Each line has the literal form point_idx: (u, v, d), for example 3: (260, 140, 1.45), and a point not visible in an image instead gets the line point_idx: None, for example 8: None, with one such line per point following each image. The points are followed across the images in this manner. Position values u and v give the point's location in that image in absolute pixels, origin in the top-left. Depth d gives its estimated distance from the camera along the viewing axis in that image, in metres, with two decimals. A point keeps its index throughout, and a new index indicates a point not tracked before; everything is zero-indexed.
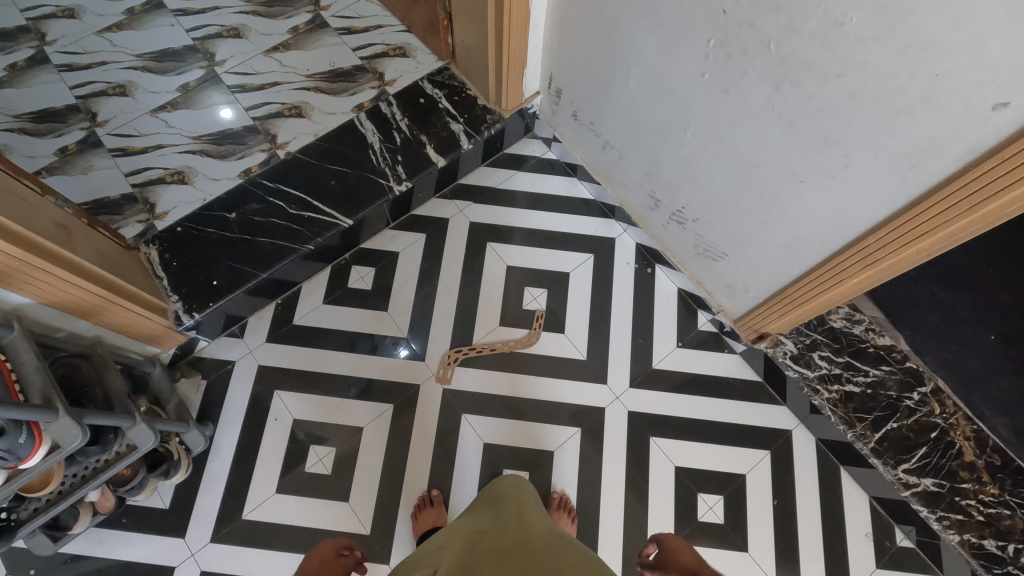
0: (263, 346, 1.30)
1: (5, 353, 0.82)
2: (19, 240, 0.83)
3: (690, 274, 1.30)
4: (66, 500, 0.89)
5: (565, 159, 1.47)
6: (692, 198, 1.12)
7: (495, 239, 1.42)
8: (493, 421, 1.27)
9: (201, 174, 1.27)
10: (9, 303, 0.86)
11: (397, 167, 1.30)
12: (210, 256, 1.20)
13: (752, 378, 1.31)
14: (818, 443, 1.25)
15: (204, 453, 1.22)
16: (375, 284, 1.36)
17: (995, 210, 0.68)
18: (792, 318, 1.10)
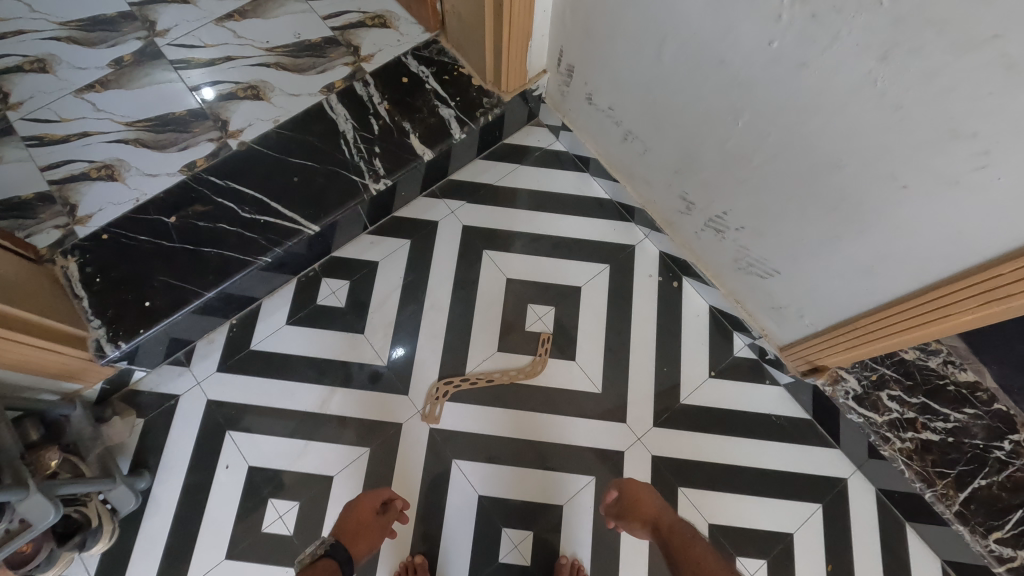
0: (214, 377, 1.08)
1: None
2: None
3: (726, 290, 1.08)
4: None
5: (575, 151, 1.25)
6: (739, 201, 0.90)
7: (492, 247, 1.19)
8: (489, 468, 1.06)
9: (134, 168, 1.04)
10: None
11: (374, 161, 1.08)
12: (143, 270, 0.97)
13: (799, 416, 1.10)
14: (878, 494, 1.05)
15: (139, 509, 1.00)
16: (349, 301, 1.14)
17: None
18: (867, 352, 0.87)
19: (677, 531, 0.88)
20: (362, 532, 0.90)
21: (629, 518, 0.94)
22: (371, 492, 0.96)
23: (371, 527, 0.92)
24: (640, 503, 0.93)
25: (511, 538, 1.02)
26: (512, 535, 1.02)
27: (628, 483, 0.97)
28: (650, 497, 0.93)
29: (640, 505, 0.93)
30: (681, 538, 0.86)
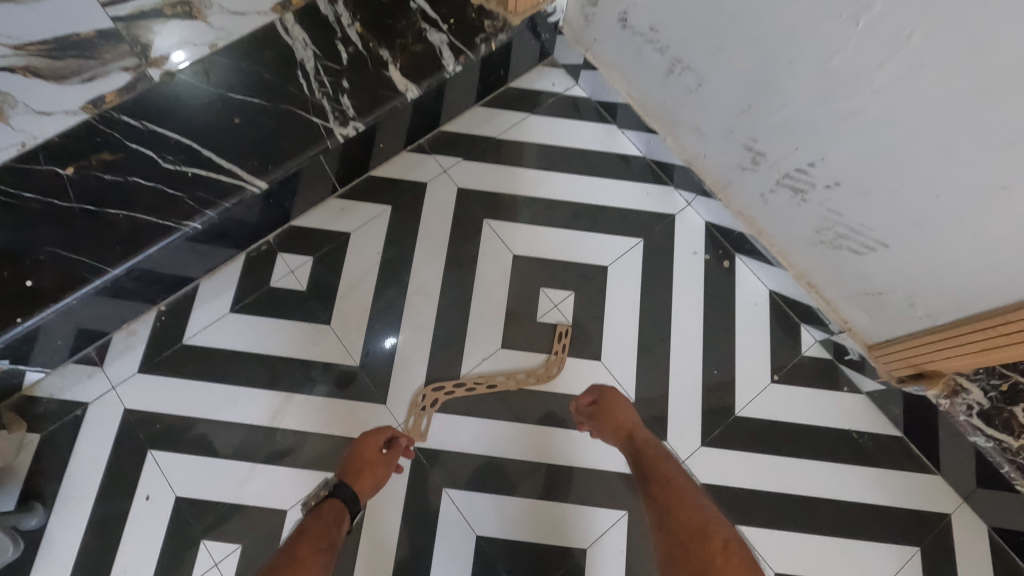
0: (135, 380, 0.83)
1: None
2: None
3: (797, 271, 0.84)
4: None
5: (600, 97, 0.99)
6: (838, 145, 0.65)
7: (495, 216, 0.95)
8: (490, 499, 0.82)
9: (17, 105, 0.75)
10: None
11: (342, 99, 0.82)
12: (23, 240, 0.73)
13: (886, 432, 0.86)
14: (990, 533, 0.82)
15: (30, 554, 0.76)
16: (313, 283, 0.89)
17: None
18: (949, 364, 0.72)
19: (653, 447, 0.73)
20: (369, 470, 0.74)
21: (601, 429, 0.77)
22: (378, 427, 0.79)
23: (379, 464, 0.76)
24: (617, 412, 0.76)
25: None
26: None
27: (607, 389, 0.80)
28: (625, 406, 0.77)
29: (615, 413, 0.76)
30: (652, 454, 0.72)
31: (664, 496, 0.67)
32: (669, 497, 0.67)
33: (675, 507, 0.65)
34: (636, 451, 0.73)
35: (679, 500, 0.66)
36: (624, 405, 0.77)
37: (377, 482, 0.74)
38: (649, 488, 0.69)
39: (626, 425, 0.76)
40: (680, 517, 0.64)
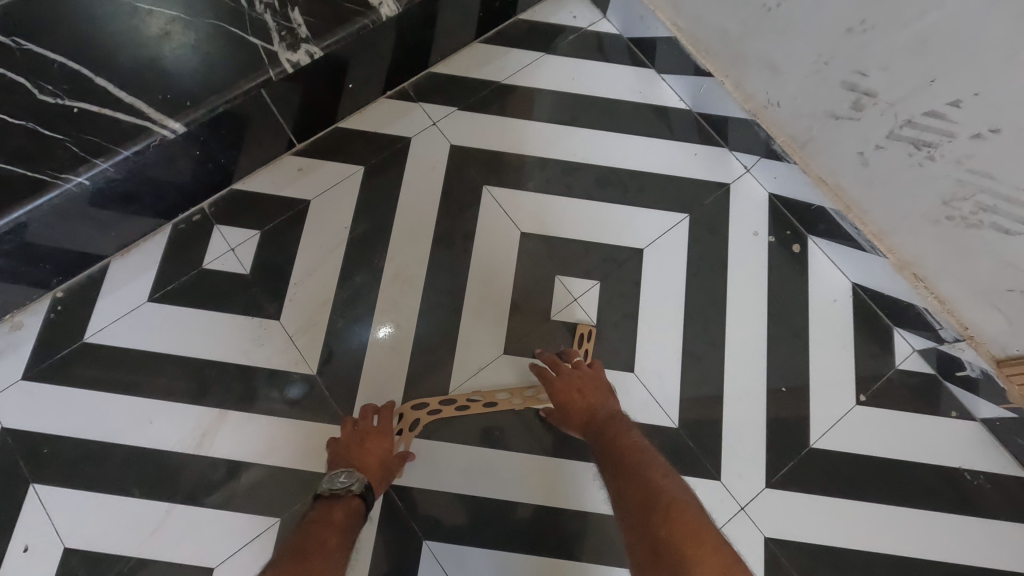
0: (18, 389, 0.63)
1: None
2: None
3: (901, 259, 0.63)
4: None
5: (635, 33, 0.77)
6: (1013, 69, 0.43)
7: (499, 181, 0.73)
8: (486, 556, 0.62)
9: None
10: None
11: (290, 14, 0.60)
12: None
13: (1008, 472, 0.66)
14: None
15: None
16: (260, 265, 0.69)
17: None
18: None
19: (616, 421, 0.57)
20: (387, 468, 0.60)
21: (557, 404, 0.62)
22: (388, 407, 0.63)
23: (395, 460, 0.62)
24: (571, 379, 0.61)
25: None
26: None
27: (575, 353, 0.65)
28: (573, 370, 0.62)
29: (569, 381, 0.61)
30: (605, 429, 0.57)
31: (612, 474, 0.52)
32: (622, 469, 0.51)
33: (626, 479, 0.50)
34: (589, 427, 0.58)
35: (631, 471, 0.50)
36: (581, 369, 0.62)
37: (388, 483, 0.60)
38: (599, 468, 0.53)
39: (580, 391, 0.60)
40: (626, 492, 0.48)
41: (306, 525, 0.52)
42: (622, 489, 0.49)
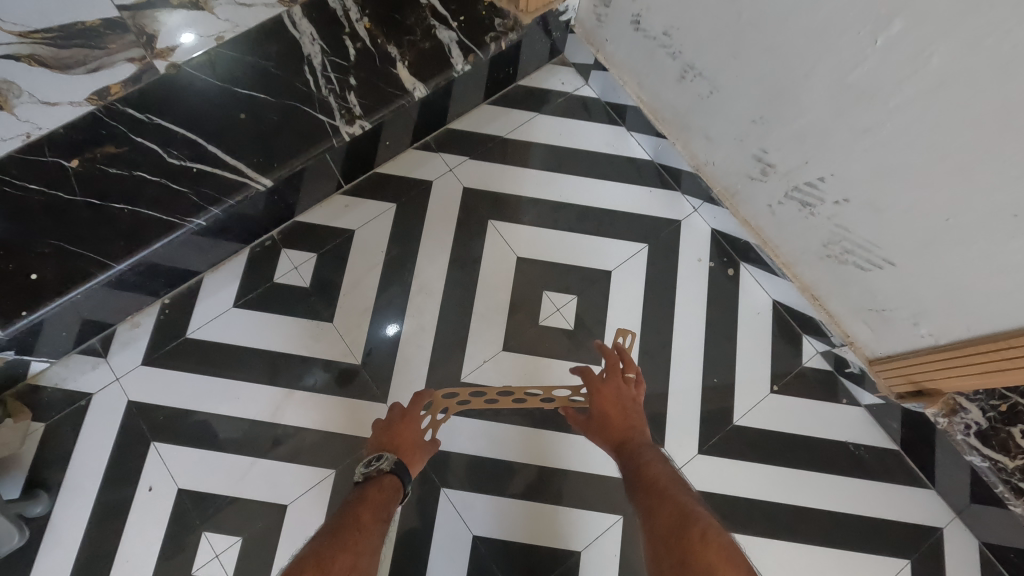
0: (138, 372, 0.84)
1: None
2: None
3: (802, 284, 0.83)
4: None
5: (609, 98, 0.98)
6: (849, 162, 0.64)
7: (500, 216, 0.94)
8: (487, 501, 0.83)
9: (25, 95, 0.77)
10: None
11: (348, 97, 0.81)
12: (28, 232, 0.73)
13: (884, 446, 0.86)
14: (981, 549, 0.82)
15: (34, 541, 0.78)
16: (316, 280, 0.90)
17: None
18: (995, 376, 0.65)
19: (645, 447, 0.66)
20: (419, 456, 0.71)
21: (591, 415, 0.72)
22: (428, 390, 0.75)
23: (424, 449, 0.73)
24: (614, 398, 0.71)
25: None
26: None
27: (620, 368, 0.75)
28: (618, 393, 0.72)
29: (614, 399, 0.71)
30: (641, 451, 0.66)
31: (643, 492, 0.60)
32: (651, 487, 0.60)
33: (655, 494, 0.58)
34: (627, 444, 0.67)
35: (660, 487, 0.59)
36: (624, 390, 0.72)
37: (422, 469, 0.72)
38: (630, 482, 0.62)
39: (622, 410, 0.71)
40: (659, 510, 0.56)
41: (348, 500, 0.62)
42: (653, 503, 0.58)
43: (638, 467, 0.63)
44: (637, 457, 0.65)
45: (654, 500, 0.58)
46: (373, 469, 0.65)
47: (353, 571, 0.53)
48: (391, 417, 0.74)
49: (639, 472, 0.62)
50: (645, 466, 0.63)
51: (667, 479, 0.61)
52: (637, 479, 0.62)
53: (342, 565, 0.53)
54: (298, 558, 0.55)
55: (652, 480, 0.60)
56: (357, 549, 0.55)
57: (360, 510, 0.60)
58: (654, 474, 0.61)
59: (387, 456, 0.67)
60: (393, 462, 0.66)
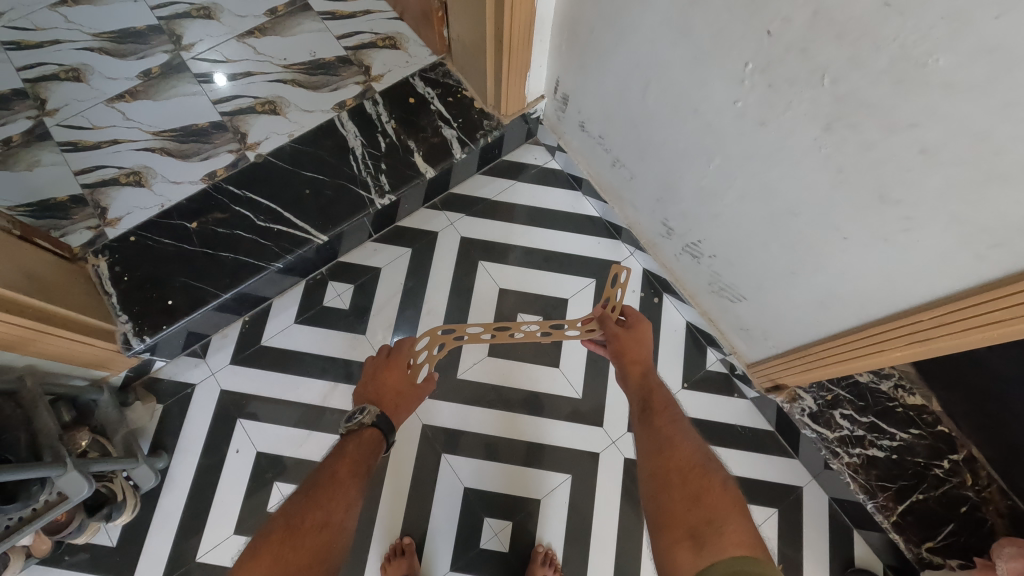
0: (227, 369, 1.18)
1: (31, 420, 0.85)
2: None
3: (702, 310, 1.17)
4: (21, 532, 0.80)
5: (569, 170, 1.33)
6: (711, 234, 0.98)
7: (487, 258, 1.28)
8: (476, 463, 1.15)
9: (160, 176, 1.13)
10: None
11: (380, 177, 1.16)
12: (165, 272, 1.06)
13: (763, 428, 1.19)
14: (831, 502, 1.15)
15: (156, 487, 1.10)
16: (353, 304, 1.23)
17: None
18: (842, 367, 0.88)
19: (659, 393, 0.86)
20: (405, 400, 0.89)
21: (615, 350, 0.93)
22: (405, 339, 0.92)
23: (411, 393, 0.90)
24: (635, 345, 0.92)
25: (492, 528, 1.12)
26: (493, 524, 1.12)
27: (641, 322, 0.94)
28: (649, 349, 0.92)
29: (637, 347, 0.92)
30: (663, 398, 0.85)
31: (665, 434, 0.80)
32: (662, 426, 0.82)
33: (666, 433, 0.80)
34: (649, 390, 0.87)
35: (671, 430, 0.81)
36: (641, 338, 0.92)
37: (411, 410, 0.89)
38: (651, 419, 0.82)
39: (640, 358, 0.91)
40: (672, 449, 0.78)
41: (336, 450, 0.81)
42: (667, 443, 0.79)
43: (659, 411, 0.84)
44: (647, 399, 0.86)
45: (669, 442, 0.79)
46: (356, 422, 0.84)
47: (326, 522, 0.71)
48: (380, 370, 0.91)
49: (656, 414, 0.84)
50: (659, 412, 0.84)
51: (680, 424, 0.82)
52: (654, 419, 0.83)
53: (311, 523, 0.71)
54: (287, 508, 0.74)
55: (666, 426, 0.81)
56: (331, 506, 0.73)
57: (338, 466, 0.78)
58: (664, 418, 0.83)
59: (369, 410, 0.84)
60: (373, 416, 0.83)
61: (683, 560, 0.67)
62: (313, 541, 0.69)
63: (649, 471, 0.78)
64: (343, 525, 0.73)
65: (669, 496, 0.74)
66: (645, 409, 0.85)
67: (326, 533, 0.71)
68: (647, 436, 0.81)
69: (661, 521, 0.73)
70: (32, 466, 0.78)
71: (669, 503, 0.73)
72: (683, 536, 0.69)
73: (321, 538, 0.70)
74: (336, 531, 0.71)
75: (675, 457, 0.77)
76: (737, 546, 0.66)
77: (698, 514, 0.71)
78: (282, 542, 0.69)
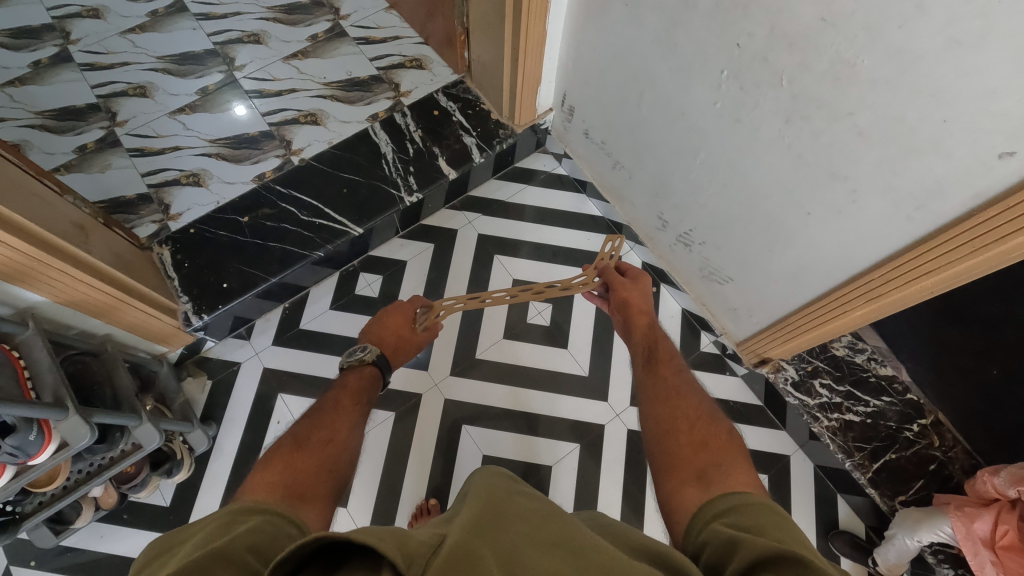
0: (269, 350, 1.31)
1: (111, 377, 0.98)
2: (66, 254, 0.89)
3: (696, 295, 1.30)
4: (105, 473, 0.93)
5: (575, 175, 1.48)
6: (699, 222, 1.12)
7: (502, 252, 1.43)
8: (493, 434, 1.27)
9: (216, 177, 1.29)
10: (85, 326, 0.99)
11: (409, 178, 1.32)
12: (221, 259, 1.21)
13: (753, 403, 1.31)
14: (816, 469, 1.25)
15: (206, 452, 1.22)
16: (382, 292, 1.37)
17: (959, 272, 0.72)
18: (815, 335, 1.02)
19: (664, 350, 0.89)
20: (402, 346, 1.01)
21: (619, 304, 0.98)
22: (412, 298, 1.05)
23: (409, 339, 1.01)
24: (638, 301, 0.97)
25: None
26: None
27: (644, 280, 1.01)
28: (649, 310, 0.96)
29: (639, 303, 0.97)
30: (667, 354, 0.88)
31: (671, 386, 0.81)
32: (668, 377, 0.83)
33: (670, 385, 0.82)
34: (652, 346, 0.90)
35: (675, 380, 0.83)
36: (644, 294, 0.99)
37: (407, 355, 1.01)
38: (658, 368, 0.85)
39: (643, 311, 0.96)
40: (676, 399, 0.79)
41: (337, 382, 0.89)
42: (673, 394, 0.80)
43: (666, 365, 0.85)
44: (652, 356, 0.88)
45: (673, 394, 0.80)
46: (356, 358, 0.92)
47: (330, 440, 0.76)
48: (385, 317, 1.02)
49: (661, 366, 0.85)
50: (664, 365, 0.85)
51: (685, 377, 0.83)
52: (660, 372, 0.84)
53: (320, 437, 0.76)
54: (292, 431, 0.78)
55: (671, 380, 0.83)
56: (336, 425, 0.79)
57: (341, 395, 0.85)
58: (669, 369, 0.85)
59: (370, 350, 0.94)
60: (373, 355, 0.93)
61: (691, 497, 0.65)
62: (320, 452, 0.74)
63: (655, 418, 0.78)
64: (348, 442, 0.78)
65: (677, 441, 0.73)
66: (650, 363, 0.87)
67: (333, 447, 0.76)
68: (653, 386, 0.83)
69: (666, 464, 0.71)
70: (115, 412, 0.90)
71: (676, 448, 0.72)
72: (689, 477, 0.68)
73: (327, 451, 0.75)
74: (341, 445, 0.77)
75: (680, 406, 0.78)
76: (744, 484, 0.64)
77: (706, 457, 0.69)
78: (292, 452, 0.72)
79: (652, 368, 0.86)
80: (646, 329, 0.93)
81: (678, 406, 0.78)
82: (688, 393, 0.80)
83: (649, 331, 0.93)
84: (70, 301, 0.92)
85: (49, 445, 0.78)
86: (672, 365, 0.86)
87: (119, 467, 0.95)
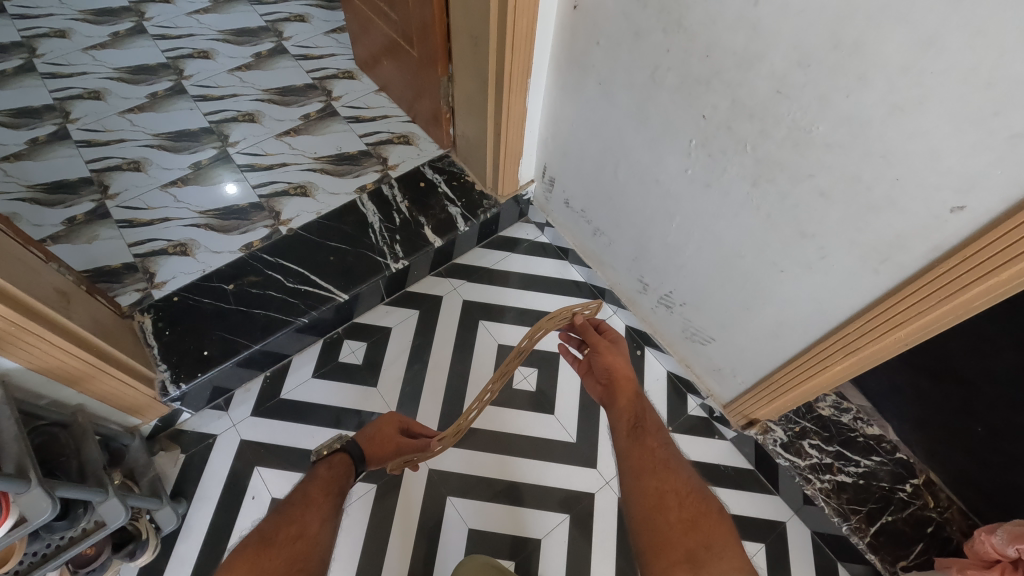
0: (247, 421, 1.27)
1: (81, 451, 0.93)
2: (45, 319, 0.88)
3: (680, 357, 1.31)
4: (60, 557, 0.86)
5: (557, 243, 1.53)
6: (678, 284, 1.15)
7: (487, 318, 1.44)
8: (479, 505, 1.22)
9: (203, 247, 1.30)
10: (58, 395, 0.97)
11: (395, 246, 1.34)
12: (204, 327, 1.20)
13: (744, 466, 1.29)
14: (814, 536, 1.21)
15: (174, 532, 1.15)
16: (366, 359, 1.36)
17: (928, 325, 0.74)
18: (801, 394, 1.02)
19: (645, 415, 0.84)
20: (380, 440, 0.95)
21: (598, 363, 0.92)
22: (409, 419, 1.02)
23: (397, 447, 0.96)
24: (618, 363, 0.91)
25: None
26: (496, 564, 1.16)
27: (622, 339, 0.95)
28: (635, 376, 0.90)
29: (619, 363, 0.90)
30: (653, 423, 0.83)
31: (657, 456, 0.78)
32: (652, 445, 0.79)
33: (653, 454, 0.78)
34: (638, 414, 0.85)
35: (658, 448, 0.79)
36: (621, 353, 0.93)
37: (384, 453, 0.94)
38: (643, 437, 0.80)
39: (624, 374, 0.90)
40: (662, 473, 0.75)
41: (308, 476, 0.84)
42: (656, 464, 0.76)
43: (649, 434, 0.81)
44: (633, 420, 0.84)
45: (654, 465, 0.76)
46: (328, 448, 0.87)
47: (298, 536, 0.74)
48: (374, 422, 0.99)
49: (645, 434, 0.81)
50: (647, 433, 0.81)
51: (670, 445, 0.80)
52: (643, 440, 0.80)
53: (288, 533, 0.74)
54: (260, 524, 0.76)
55: (655, 449, 0.79)
56: (305, 518, 0.76)
57: (312, 486, 0.81)
58: (653, 438, 0.80)
59: (342, 435, 0.89)
60: (344, 440, 0.88)
61: None
62: (289, 550, 0.71)
63: (640, 491, 0.74)
64: (318, 536, 0.75)
65: (665, 518, 0.70)
66: (632, 429, 0.82)
67: (302, 543, 0.73)
68: (634, 455, 0.78)
69: (655, 544, 0.69)
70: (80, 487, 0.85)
71: (664, 525, 0.70)
72: (680, 559, 0.66)
73: (296, 547, 0.72)
74: (312, 540, 0.74)
75: (665, 480, 0.74)
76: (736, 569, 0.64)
77: (696, 538, 0.68)
78: (258, 551, 0.71)
79: (634, 434, 0.81)
80: (632, 397, 0.87)
81: (664, 480, 0.74)
82: (674, 462, 0.77)
83: (631, 395, 0.88)
84: (42, 368, 0.90)
85: (7, 520, 0.72)
86: (656, 432, 0.82)
87: (75, 551, 0.87)
